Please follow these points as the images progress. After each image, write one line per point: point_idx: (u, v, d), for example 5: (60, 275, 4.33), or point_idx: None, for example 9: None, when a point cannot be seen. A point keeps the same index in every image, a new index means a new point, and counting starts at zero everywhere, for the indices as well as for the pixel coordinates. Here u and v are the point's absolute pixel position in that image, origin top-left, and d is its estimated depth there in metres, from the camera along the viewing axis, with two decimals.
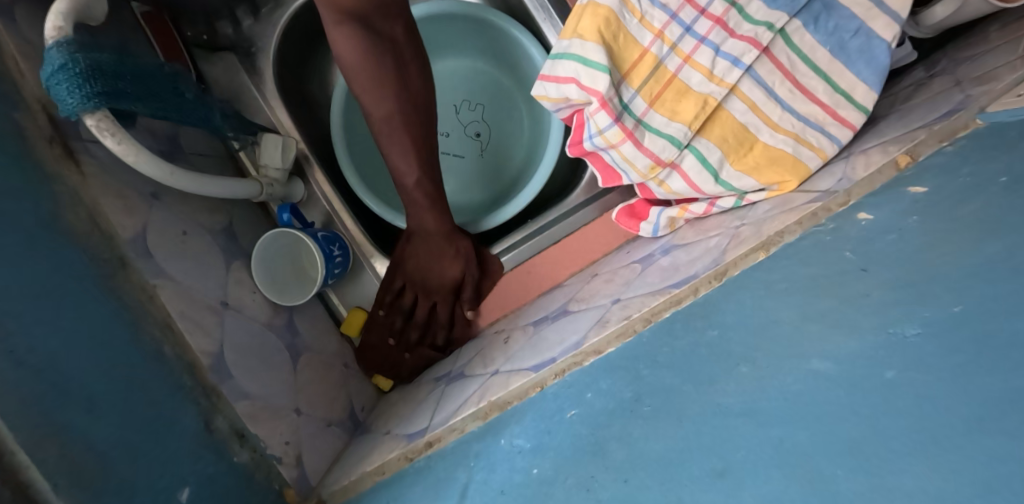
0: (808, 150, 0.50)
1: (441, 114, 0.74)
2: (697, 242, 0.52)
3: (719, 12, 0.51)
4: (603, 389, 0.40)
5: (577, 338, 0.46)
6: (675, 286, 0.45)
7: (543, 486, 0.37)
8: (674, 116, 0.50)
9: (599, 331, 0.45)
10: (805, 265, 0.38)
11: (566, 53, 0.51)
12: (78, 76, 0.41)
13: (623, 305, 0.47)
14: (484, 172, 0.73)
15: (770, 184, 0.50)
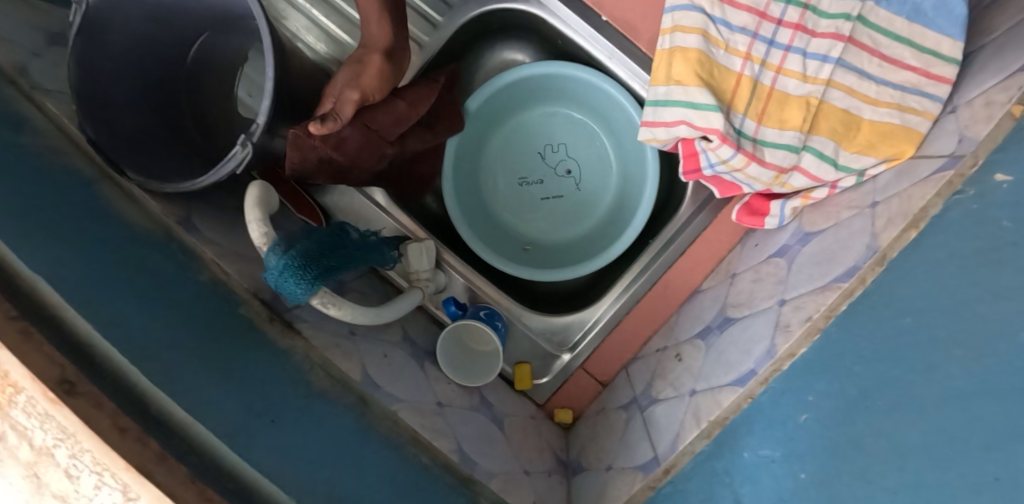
0: (915, 116, 0.53)
1: (530, 164, 0.80)
2: (831, 227, 0.56)
3: (796, 18, 0.55)
4: (823, 390, 0.45)
5: (766, 345, 0.52)
6: (841, 280, 0.50)
7: (824, 488, 0.42)
8: (783, 125, 0.55)
9: (786, 335, 0.51)
10: (968, 237, 0.42)
11: (668, 99, 0.56)
12: (298, 273, 0.48)
13: (795, 307, 0.52)
14: (586, 203, 0.79)
15: (887, 156, 0.54)
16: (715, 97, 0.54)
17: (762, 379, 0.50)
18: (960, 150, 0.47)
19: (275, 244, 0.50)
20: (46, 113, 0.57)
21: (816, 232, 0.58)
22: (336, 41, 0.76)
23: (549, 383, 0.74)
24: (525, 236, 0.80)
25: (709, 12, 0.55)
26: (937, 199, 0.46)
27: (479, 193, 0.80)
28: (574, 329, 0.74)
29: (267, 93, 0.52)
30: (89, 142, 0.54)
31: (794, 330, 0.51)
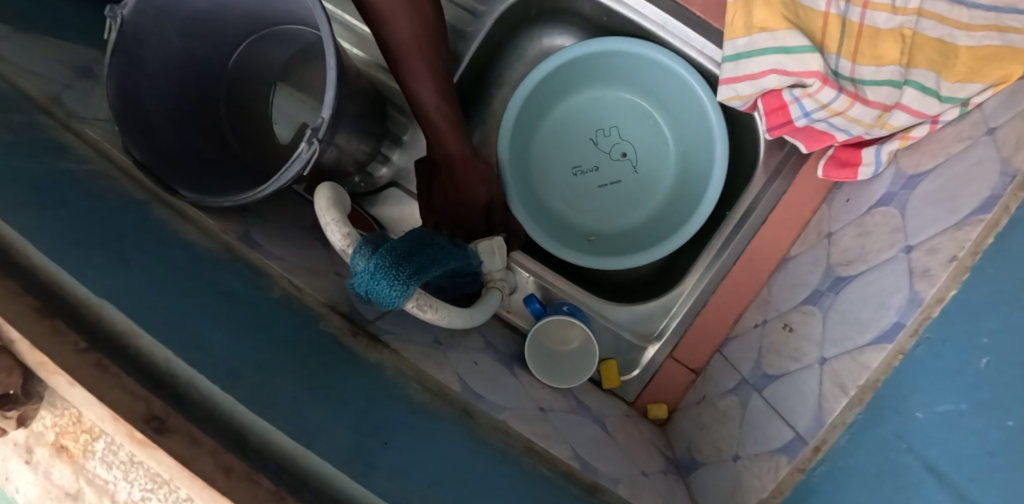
0: (1018, 35, 0.48)
1: (583, 151, 0.77)
2: (943, 163, 0.51)
3: None
4: (999, 329, 0.39)
5: (906, 294, 0.47)
6: (981, 213, 0.44)
7: None
8: (880, 61, 0.52)
9: (927, 280, 0.46)
10: None
11: (756, 50, 0.56)
12: (390, 273, 0.44)
13: (929, 249, 0.47)
14: (646, 184, 0.75)
15: (995, 81, 0.47)
16: (807, 36, 0.52)
17: (914, 330, 0.45)
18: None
19: (362, 245, 0.45)
20: (87, 139, 0.54)
21: (924, 174, 0.53)
22: (372, 45, 0.72)
23: (638, 377, 0.68)
24: (588, 226, 0.76)
25: None
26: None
27: (535, 188, 0.76)
28: (658, 314, 0.69)
29: (331, 84, 0.48)
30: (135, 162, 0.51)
31: (937, 273, 0.45)
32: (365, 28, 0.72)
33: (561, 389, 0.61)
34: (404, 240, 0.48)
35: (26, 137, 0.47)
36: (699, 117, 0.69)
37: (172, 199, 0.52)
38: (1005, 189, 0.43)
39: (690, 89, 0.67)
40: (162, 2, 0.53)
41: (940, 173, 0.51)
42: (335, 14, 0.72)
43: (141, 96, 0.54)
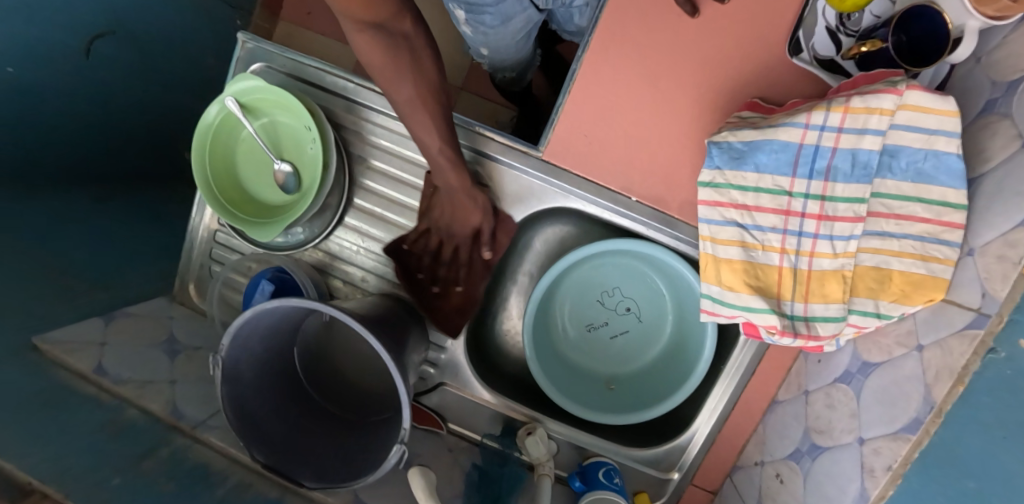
0: (938, 263, 0.56)
1: (594, 311, 0.90)
2: (889, 363, 0.63)
3: (817, 208, 0.62)
4: None
5: (859, 487, 0.61)
6: (910, 431, 0.56)
7: None
8: (827, 298, 0.62)
9: (874, 480, 0.60)
10: (1008, 408, 0.47)
11: (724, 298, 0.66)
12: None
13: (875, 449, 0.61)
14: (651, 330, 0.89)
15: (926, 301, 0.56)
16: (767, 299, 0.64)
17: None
18: (987, 310, 0.50)
19: None
20: (212, 445, 0.69)
21: (876, 364, 0.65)
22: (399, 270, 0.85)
23: (667, 500, 0.84)
24: (607, 375, 0.90)
25: (740, 221, 0.64)
26: (975, 356, 0.50)
27: (557, 350, 0.90)
28: (675, 452, 0.83)
29: (405, 405, 0.61)
30: (263, 467, 0.65)
31: (879, 475, 0.59)
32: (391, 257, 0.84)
33: None
34: None
35: (183, 477, 0.63)
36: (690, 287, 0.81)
37: (300, 489, 0.65)
38: (926, 419, 0.54)
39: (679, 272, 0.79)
40: (241, 332, 0.66)
41: (886, 370, 0.64)
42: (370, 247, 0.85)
43: (247, 399, 0.69)
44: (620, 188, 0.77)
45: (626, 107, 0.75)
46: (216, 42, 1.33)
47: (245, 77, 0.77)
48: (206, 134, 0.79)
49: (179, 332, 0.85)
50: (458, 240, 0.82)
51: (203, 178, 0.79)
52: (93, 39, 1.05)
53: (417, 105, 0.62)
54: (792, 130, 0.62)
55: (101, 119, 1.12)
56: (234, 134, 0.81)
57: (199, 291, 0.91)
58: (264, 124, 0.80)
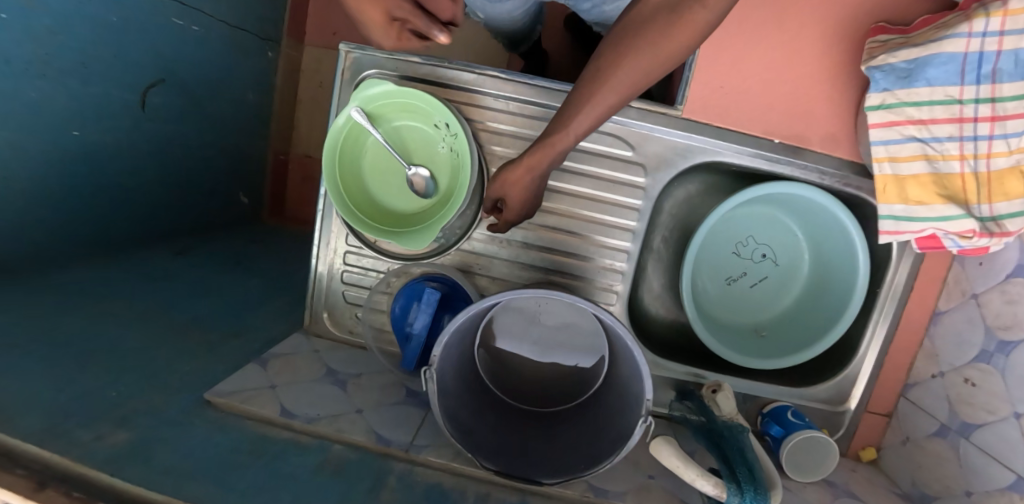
0: None
1: (732, 264, 0.91)
2: None
3: (988, 111, 0.63)
4: None
5: None
6: None
7: None
8: (1010, 196, 0.63)
9: None
10: None
11: (913, 216, 0.69)
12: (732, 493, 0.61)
13: None
14: (788, 272, 0.91)
15: None
16: (959, 205, 0.67)
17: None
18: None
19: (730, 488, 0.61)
20: (428, 464, 0.66)
21: None
22: (548, 257, 0.84)
23: (844, 434, 0.86)
24: (755, 324, 0.91)
25: (918, 136, 0.67)
26: None
27: (706, 311, 0.90)
28: (847, 384, 0.85)
29: (645, 376, 0.61)
30: (498, 472, 0.64)
31: None
32: (537, 243, 0.83)
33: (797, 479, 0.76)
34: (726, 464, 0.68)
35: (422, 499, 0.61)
36: (832, 221, 0.82)
37: (540, 487, 0.64)
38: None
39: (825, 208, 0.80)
40: (444, 340, 0.64)
41: None
42: (512, 239, 0.84)
43: (453, 412, 0.67)
44: (761, 133, 0.78)
45: (757, 52, 0.76)
46: (252, 76, 1.28)
47: (372, 83, 0.73)
48: (334, 148, 0.75)
49: (334, 363, 0.83)
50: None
51: (338, 197, 0.75)
52: (146, 90, 1.00)
53: (599, 96, 0.53)
54: (954, 42, 0.62)
55: (164, 173, 1.08)
56: (358, 146, 0.78)
57: (334, 321, 0.90)
58: (390, 131, 0.77)
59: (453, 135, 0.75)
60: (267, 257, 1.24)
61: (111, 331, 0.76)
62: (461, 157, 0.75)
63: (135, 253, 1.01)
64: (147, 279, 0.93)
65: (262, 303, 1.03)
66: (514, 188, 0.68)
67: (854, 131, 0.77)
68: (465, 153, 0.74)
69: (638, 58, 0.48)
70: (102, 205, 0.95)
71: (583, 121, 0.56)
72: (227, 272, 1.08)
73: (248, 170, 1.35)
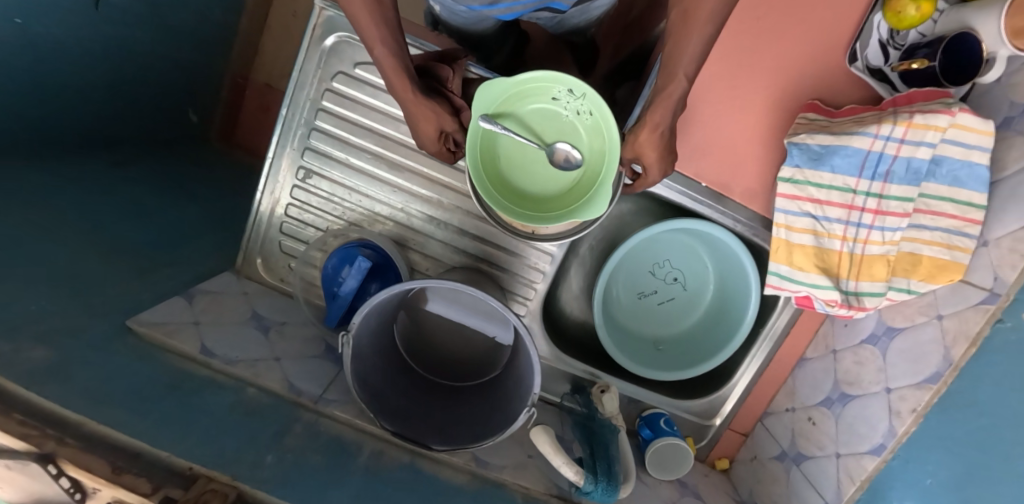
0: (961, 252, 0.69)
1: (646, 282, 1.00)
2: (911, 328, 0.78)
3: (874, 205, 0.74)
4: (937, 462, 0.69)
5: (887, 425, 0.76)
6: (929, 381, 0.72)
7: None
8: (873, 278, 0.74)
9: (900, 420, 0.75)
10: (1013, 364, 0.63)
11: (794, 276, 0.79)
12: (590, 481, 0.72)
13: (900, 396, 0.76)
14: (693, 298, 1.01)
15: (950, 280, 0.70)
16: (831, 277, 0.78)
17: (891, 449, 0.75)
18: (998, 289, 0.66)
19: (587, 478, 0.71)
20: (339, 418, 0.74)
21: (899, 329, 0.80)
22: (480, 246, 0.89)
23: (706, 443, 1.00)
24: (655, 337, 1.02)
25: (813, 213, 0.77)
26: (987, 324, 0.66)
27: (614, 318, 0.99)
28: (716, 402, 0.98)
29: (536, 374, 0.69)
30: (394, 435, 0.71)
31: (905, 416, 0.74)
32: (472, 232, 0.89)
33: (654, 475, 0.88)
34: (592, 455, 0.78)
35: (326, 451, 0.68)
36: (737, 263, 0.92)
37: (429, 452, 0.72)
38: (944, 372, 0.70)
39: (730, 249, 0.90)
40: (361, 310, 0.69)
41: (909, 334, 0.78)
42: (449, 224, 0.88)
43: (365, 376, 0.74)
44: (692, 174, 0.85)
45: (706, 102, 0.83)
46: None
47: (486, 88, 0.71)
48: (475, 163, 0.75)
49: (260, 308, 0.88)
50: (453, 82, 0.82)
51: (502, 207, 0.76)
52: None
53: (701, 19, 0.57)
54: (862, 139, 0.73)
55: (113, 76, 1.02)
56: (491, 151, 0.76)
57: (267, 267, 0.94)
58: (515, 121, 0.74)
59: (579, 99, 0.72)
60: (210, 182, 1.24)
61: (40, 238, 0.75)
62: (597, 116, 0.72)
63: (74, 155, 0.96)
64: (85, 187, 0.91)
65: (196, 234, 1.05)
66: (648, 149, 0.68)
67: (770, 191, 0.85)
68: (603, 109, 0.71)
69: None
70: (40, 108, 0.87)
71: (696, 43, 0.59)
72: (166, 193, 1.08)
73: (203, 87, 1.32)
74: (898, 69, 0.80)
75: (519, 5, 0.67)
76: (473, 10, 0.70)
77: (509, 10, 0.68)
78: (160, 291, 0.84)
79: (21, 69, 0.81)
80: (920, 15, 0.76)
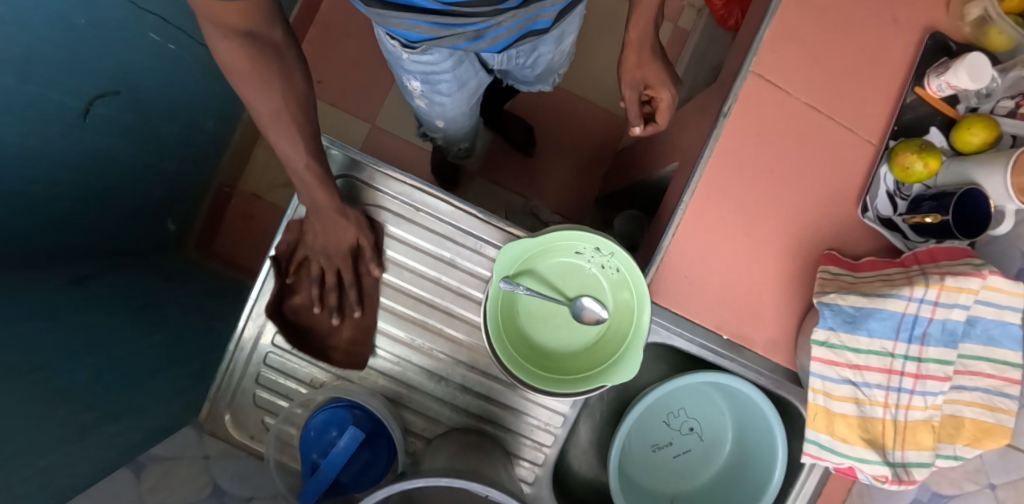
0: (1004, 413, 0.68)
1: (660, 432, 0.92)
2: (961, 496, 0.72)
3: (913, 368, 0.69)
4: None
5: None
6: None
7: None
8: (919, 445, 0.69)
9: None
10: None
11: (836, 448, 0.70)
12: None
13: None
14: (711, 450, 0.92)
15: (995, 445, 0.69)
16: (877, 449, 0.69)
17: None
18: None
19: None
20: None
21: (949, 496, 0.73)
22: (484, 405, 0.80)
23: None
24: (671, 495, 0.91)
25: (852, 379, 0.69)
26: None
27: (629, 476, 0.89)
28: None
29: None
30: None
31: None
32: (476, 388, 0.79)
33: None
34: None
35: None
36: (760, 417, 0.85)
37: None
38: None
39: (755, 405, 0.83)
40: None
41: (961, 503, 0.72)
42: (451, 379, 0.79)
43: None
44: (712, 326, 0.80)
45: (722, 251, 0.79)
46: (221, 106, 1.27)
47: (509, 249, 0.70)
48: (496, 327, 0.71)
49: (222, 478, 0.75)
50: (338, 261, 0.76)
51: (526, 371, 0.71)
52: (92, 99, 0.93)
53: None
54: (896, 301, 0.68)
55: (84, 183, 0.97)
56: (511, 312, 0.73)
57: (235, 423, 0.80)
58: (537, 276, 0.74)
59: (607, 256, 0.72)
60: (184, 298, 1.15)
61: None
62: (623, 273, 0.72)
63: (26, 275, 0.86)
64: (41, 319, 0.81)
65: (160, 371, 0.93)
66: (649, 72, 0.76)
67: (794, 340, 0.81)
68: (634, 269, 0.70)
69: None
70: (20, 220, 0.85)
71: None
72: (130, 315, 0.98)
73: (188, 195, 1.28)
74: (908, 221, 0.79)
75: (504, 33, 0.64)
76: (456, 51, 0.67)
77: (494, 39, 0.65)
78: (104, 458, 0.71)
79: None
80: (928, 170, 0.77)
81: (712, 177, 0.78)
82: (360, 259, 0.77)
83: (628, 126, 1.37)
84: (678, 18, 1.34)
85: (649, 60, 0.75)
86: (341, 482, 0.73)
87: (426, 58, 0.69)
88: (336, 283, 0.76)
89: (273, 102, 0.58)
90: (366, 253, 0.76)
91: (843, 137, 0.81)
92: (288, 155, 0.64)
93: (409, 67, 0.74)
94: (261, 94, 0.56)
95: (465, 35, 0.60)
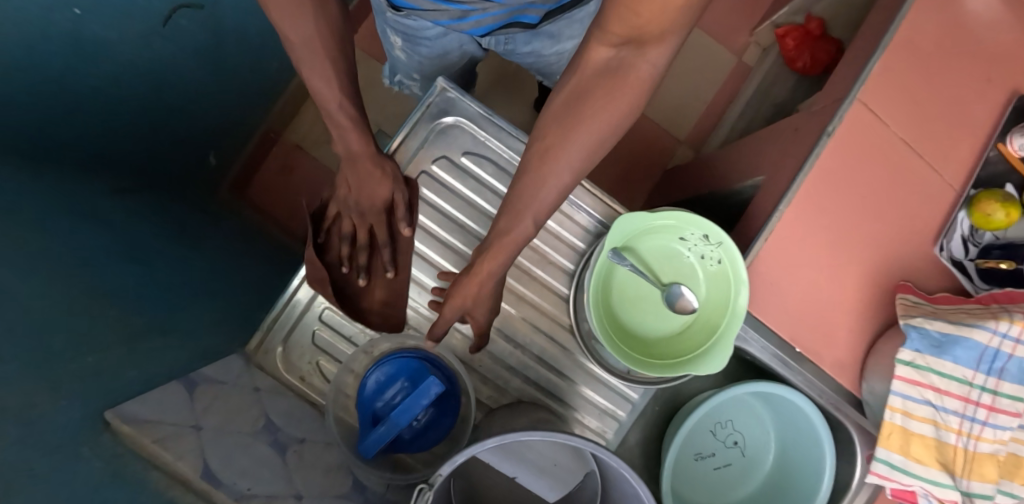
0: None
1: (704, 440, 0.91)
2: None
3: (989, 400, 0.71)
4: None
5: None
6: None
7: None
8: (983, 478, 0.70)
9: None
10: None
11: (907, 468, 0.71)
12: None
13: None
14: (750, 468, 0.91)
15: None
16: (946, 474, 0.71)
17: None
18: None
19: None
20: None
21: None
22: (554, 382, 0.77)
23: None
24: None
25: (932, 401, 0.71)
26: None
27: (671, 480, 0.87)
28: None
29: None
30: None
31: None
32: (550, 362, 0.76)
33: None
34: None
35: None
36: (809, 438, 0.84)
37: None
38: None
39: (800, 409, 0.83)
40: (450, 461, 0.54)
41: None
42: (527, 348, 0.76)
43: None
44: (787, 337, 0.80)
45: (808, 265, 0.81)
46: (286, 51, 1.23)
47: (624, 223, 0.71)
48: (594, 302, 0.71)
49: (274, 415, 0.69)
50: (371, 219, 0.73)
51: (618, 350, 0.70)
52: (177, 7, 0.89)
53: (593, 142, 0.54)
54: (981, 332, 0.70)
55: (148, 93, 0.92)
56: (607, 290, 0.73)
57: (287, 359, 0.76)
58: (640, 256, 0.73)
59: (711, 246, 0.72)
60: (220, 234, 1.08)
61: (26, 270, 0.57)
62: (723, 265, 0.72)
63: (71, 170, 0.80)
64: (93, 218, 0.75)
65: (203, 298, 0.86)
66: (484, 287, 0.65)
67: (861, 364, 0.81)
68: (737, 260, 0.69)
69: (597, 106, 0.52)
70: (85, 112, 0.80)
71: (573, 155, 0.55)
72: (172, 237, 0.91)
73: (236, 134, 1.23)
74: (981, 266, 0.83)
75: (487, 19, 0.69)
76: (437, 25, 0.71)
77: (478, 23, 0.70)
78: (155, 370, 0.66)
79: (47, 56, 0.70)
80: (1007, 220, 0.81)
81: (808, 191, 0.80)
82: (394, 217, 0.73)
83: (680, 147, 1.42)
84: (743, 54, 1.45)
85: (489, 280, 0.65)
86: (401, 438, 0.70)
87: (408, 21, 0.74)
88: (359, 230, 0.72)
89: (307, 30, 0.58)
90: (400, 210, 0.72)
91: (929, 176, 0.84)
92: (321, 91, 0.64)
93: (394, 24, 0.78)
94: (299, 22, 0.57)
95: (449, 13, 0.67)
